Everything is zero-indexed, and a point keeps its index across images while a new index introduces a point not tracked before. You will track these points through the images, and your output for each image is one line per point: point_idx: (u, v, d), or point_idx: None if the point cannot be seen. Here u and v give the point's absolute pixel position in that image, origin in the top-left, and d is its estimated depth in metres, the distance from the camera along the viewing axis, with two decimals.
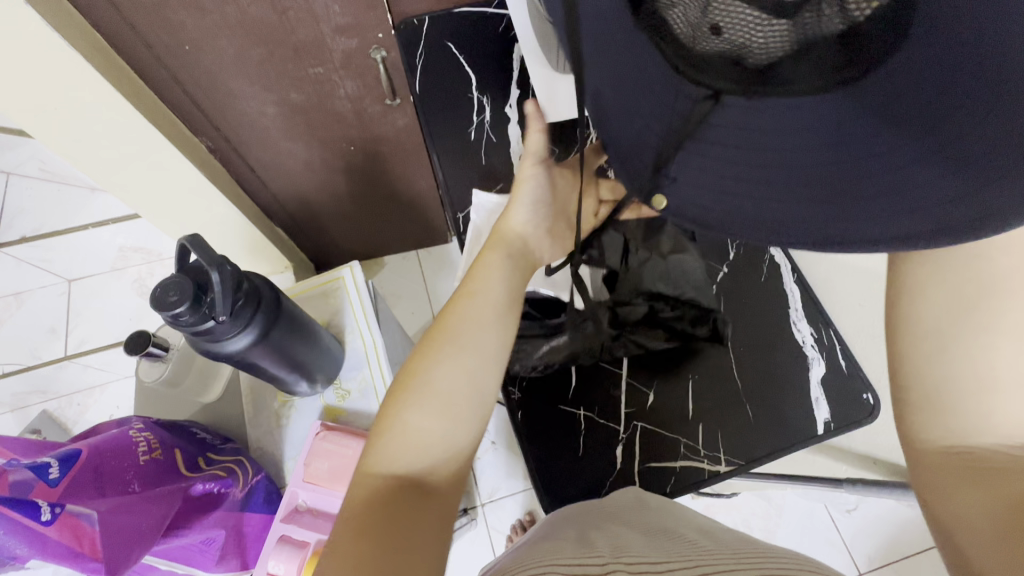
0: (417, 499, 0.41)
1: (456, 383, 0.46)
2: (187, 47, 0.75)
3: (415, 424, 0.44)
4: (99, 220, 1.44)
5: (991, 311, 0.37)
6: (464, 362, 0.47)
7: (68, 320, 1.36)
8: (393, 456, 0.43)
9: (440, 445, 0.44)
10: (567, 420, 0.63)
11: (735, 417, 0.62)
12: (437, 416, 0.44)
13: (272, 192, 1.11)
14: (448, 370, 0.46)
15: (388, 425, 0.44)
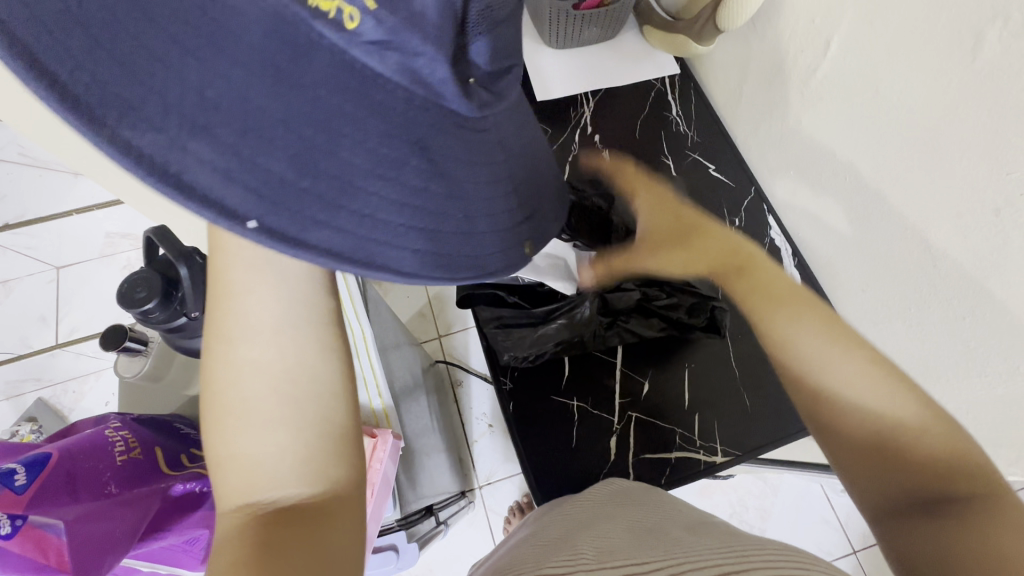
0: (278, 522, 0.33)
1: (259, 390, 0.37)
2: None
3: (240, 454, 0.36)
4: (86, 205, 1.41)
5: (834, 374, 0.39)
6: (250, 356, 0.37)
7: (57, 308, 1.34)
8: (226, 492, 0.35)
9: (287, 461, 0.36)
10: (560, 412, 0.61)
11: (732, 408, 0.60)
12: (264, 432, 0.36)
13: None
14: (240, 377, 0.37)
15: (211, 460, 0.36)
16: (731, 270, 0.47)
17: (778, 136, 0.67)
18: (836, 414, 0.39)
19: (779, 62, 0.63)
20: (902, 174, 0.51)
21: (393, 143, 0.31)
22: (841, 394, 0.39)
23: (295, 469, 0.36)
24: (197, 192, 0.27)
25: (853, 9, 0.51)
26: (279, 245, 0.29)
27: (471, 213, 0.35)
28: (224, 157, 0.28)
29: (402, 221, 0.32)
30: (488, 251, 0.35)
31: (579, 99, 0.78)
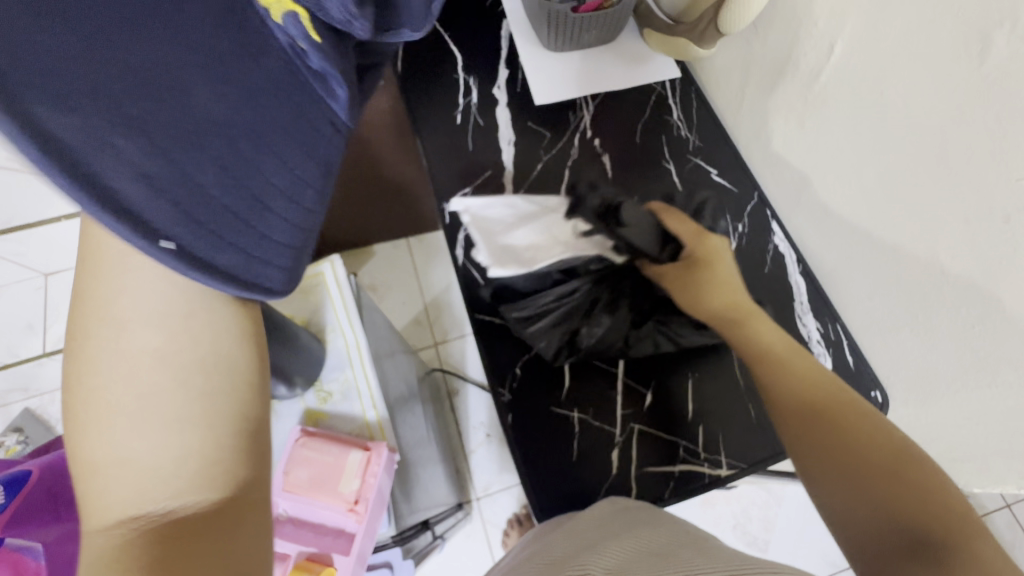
0: (162, 542, 0.36)
1: (141, 397, 0.39)
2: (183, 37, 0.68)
3: (111, 461, 0.38)
4: None
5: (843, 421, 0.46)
6: (132, 346, 0.40)
7: (45, 317, 1.32)
8: (103, 508, 0.37)
9: (178, 464, 0.39)
10: (561, 424, 0.59)
11: (736, 419, 0.58)
12: (150, 438, 0.39)
13: None
14: (105, 362, 0.40)
15: (80, 468, 0.38)
16: (729, 321, 0.54)
17: (781, 140, 0.66)
18: (830, 437, 0.45)
19: (781, 66, 0.62)
20: (908, 180, 0.50)
21: (304, 163, 0.47)
22: (837, 417, 0.46)
23: (194, 475, 0.39)
24: (104, 187, 0.37)
25: (857, 12, 0.50)
26: (188, 259, 0.39)
27: (262, 232, 0.44)
28: (141, 166, 0.39)
29: (216, 238, 0.41)
30: (270, 273, 0.44)
31: (579, 103, 0.77)
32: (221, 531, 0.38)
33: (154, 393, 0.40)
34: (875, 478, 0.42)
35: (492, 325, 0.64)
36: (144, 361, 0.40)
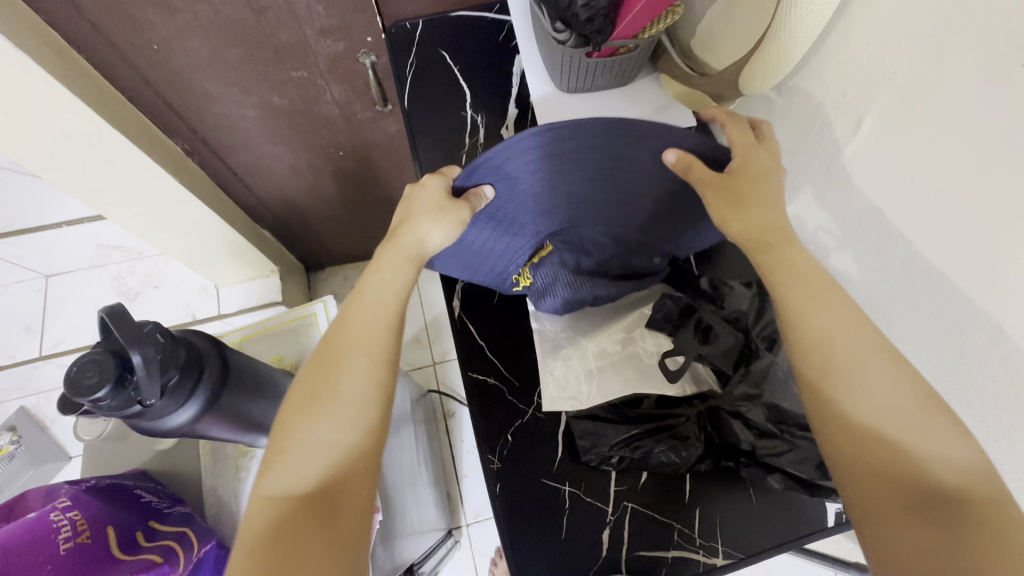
0: (322, 503, 0.42)
1: (349, 384, 0.47)
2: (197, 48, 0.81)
3: (312, 437, 0.45)
4: (76, 216, 1.38)
5: (849, 379, 0.41)
6: (354, 357, 0.49)
7: (43, 318, 1.33)
8: (285, 478, 0.44)
9: (347, 453, 0.45)
10: (550, 496, 0.57)
11: (736, 504, 0.56)
12: (333, 425, 0.46)
13: (255, 192, 1.18)
14: (343, 373, 0.48)
15: (287, 441, 0.45)
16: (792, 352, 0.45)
17: (796, 204, 0.63)
18: (893, 449, 0.39)
19: (802, 133, 0.59)
20: (933, 272, 0.46)
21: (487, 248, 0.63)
22: (903, 426, 0.39)
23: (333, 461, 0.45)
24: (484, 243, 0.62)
25: (888, 91, 0.47)
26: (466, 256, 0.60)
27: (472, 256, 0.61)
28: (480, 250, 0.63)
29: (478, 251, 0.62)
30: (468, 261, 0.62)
31: None
32: (340, 500, 0.43)
33: (345, 393, 0.47)
34: (929, 509, 0.36)
35: (484, 384, 0.61)
36: (342, 353, 0.49)
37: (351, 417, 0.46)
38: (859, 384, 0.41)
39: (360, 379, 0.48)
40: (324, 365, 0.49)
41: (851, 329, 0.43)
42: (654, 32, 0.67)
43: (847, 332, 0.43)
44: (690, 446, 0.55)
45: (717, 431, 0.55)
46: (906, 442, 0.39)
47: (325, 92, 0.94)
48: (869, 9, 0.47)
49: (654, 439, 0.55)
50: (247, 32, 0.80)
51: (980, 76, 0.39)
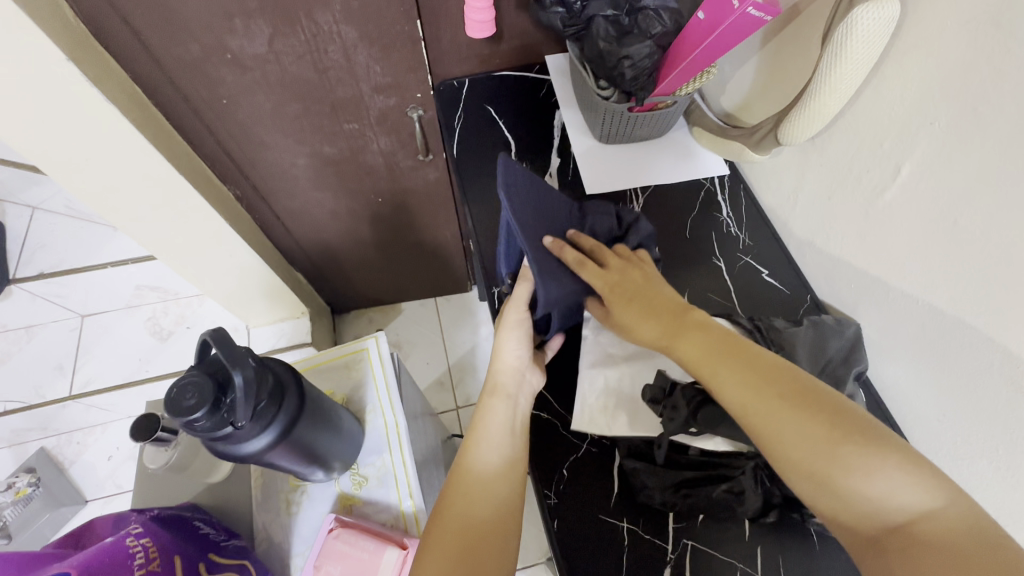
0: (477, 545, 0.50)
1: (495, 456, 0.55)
2: (262, 104, 0.88)
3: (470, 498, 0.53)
4: (117, 259, 1.43)
5: (799, 410, 0.49)
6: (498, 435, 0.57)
7: (76, 358, 1.35)
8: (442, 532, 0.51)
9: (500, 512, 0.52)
10: (607, 532, 0.56)
11: (798, 545, 0.55)
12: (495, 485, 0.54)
13: (294, 235, 1.23)
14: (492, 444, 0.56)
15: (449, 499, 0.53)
16: (741, 360, 0.53)
17: (833, 247, 0.65)
18: (849, 480, 0.46)
19: (839, 180, 0.62)
20: (982, 308, 0.48)
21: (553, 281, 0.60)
22: (851, 454, 0.47)
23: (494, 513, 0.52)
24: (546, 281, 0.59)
25: (925, 140, 0.51)
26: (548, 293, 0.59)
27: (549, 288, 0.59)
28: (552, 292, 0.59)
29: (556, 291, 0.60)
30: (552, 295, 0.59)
31: (628, 196, 0.79)
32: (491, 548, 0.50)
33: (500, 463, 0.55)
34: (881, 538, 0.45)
35: (538, 418, 0.63)
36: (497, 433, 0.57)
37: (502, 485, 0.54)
38: (798, 417, 0.49)
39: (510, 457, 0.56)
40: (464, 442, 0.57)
41: (780, 378, 0.51)
42: (691, 89, 0.72)
43: (774, 372, 0.52)
44: (748, 498, 0.54)
45: (774, 481, 0.55)
46: (859, 468, 0.46)
47: (372, 142, 1.01)
48: (902, 70, 0.52)
49: (715, 489, 0.55)
50: (309, 87, 0.87)
51: (1018, 124, 0.42)
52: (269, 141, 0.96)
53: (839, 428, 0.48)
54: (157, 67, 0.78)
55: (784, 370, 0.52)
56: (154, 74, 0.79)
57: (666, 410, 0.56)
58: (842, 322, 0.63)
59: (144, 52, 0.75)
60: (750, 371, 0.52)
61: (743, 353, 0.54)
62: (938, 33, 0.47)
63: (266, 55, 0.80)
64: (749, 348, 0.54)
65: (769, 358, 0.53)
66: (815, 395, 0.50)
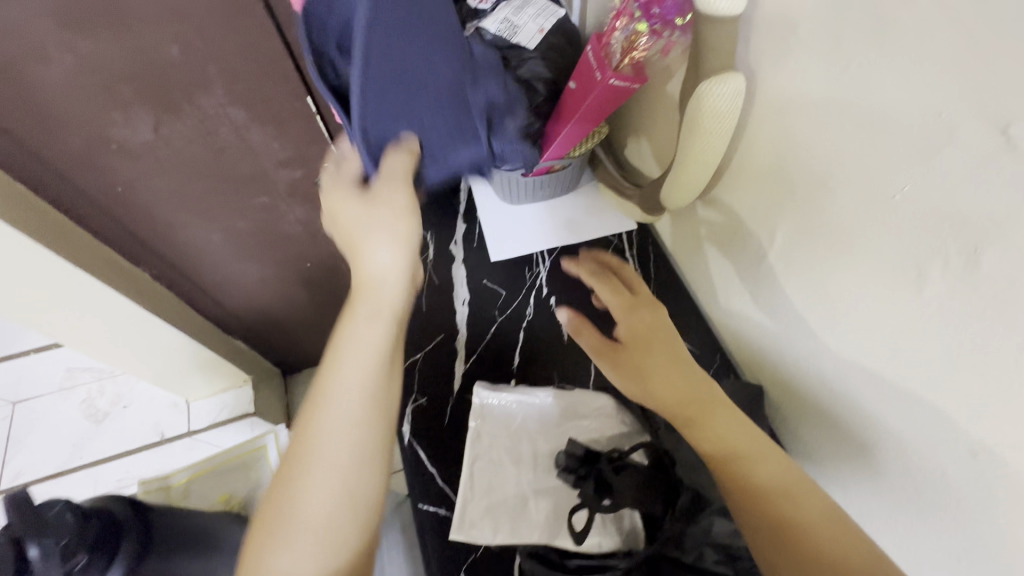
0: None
1: (338, 452, 0.45)
2: (165, 189, 0.86)
3: (300, 516, 0.43)
4: (46, 342, 1.38)
5: (708, 414, 0.46)
6: (341, 426, 0.45)
7: (5, 450, 1.28)
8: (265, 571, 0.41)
9: (331, 535, 0.43)
10: None
11: None
12: (329, 504, 0.43)
13: (225, 306, 1.19)
14: (331, 437, 0.45)
15: (277, 519, 0.43)
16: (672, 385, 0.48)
17: (735, 304, 0.64)
18: (755, 498, 0.42)
19: (730, 238, 0.61)
20: (864, 380, 0.47)
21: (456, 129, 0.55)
22: (761, 465, 0.43)
23: (321, 536, 0.42)
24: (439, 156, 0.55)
25: (790, 209, 0.50)
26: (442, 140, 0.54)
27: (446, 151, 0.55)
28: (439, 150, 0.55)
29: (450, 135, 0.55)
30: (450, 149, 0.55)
31: (535, 258, 0.77)
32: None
33: (340, 467, 0.44)
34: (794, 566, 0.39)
35: (434, 514, 0.57)
36: (344, 421, 0.46)
37: (338, 496, 0.44)
38: (710, 420, 0.46)
39: (354, 465, 0.45)
40: (307, 430, 0.46)
41: (695, 382, 0.48)
42: (584, 149, 0.71)
43: (690, 377, 0.48)
44: None
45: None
46: (767, 485, 0.42)
47: (288, 213, 0.99)
48: (760, 139, 0.51)
49: None
50: (207, 167, 0.84)
51: (859, 204, 0.42)
52: (178, 222, 0.94)
53: (745, 435, 0.45)
54: (42, 164, 0.75)
55: (693, 380, 0.48)
56: (40, 172, 0.76)
57: (591, 483, 0.50)
58: (745, 383, 0.62)
59: (25, 152, 0.73)
60: (679, 380, 0.48)
61: (673, 356, 0.49)
62: (780, 107, 0.47)
63: (154, 141, 0.77)
64: (684, 358, 0.49)
65: (686, 361, 0.49)
66: (726, 408, 0.46)
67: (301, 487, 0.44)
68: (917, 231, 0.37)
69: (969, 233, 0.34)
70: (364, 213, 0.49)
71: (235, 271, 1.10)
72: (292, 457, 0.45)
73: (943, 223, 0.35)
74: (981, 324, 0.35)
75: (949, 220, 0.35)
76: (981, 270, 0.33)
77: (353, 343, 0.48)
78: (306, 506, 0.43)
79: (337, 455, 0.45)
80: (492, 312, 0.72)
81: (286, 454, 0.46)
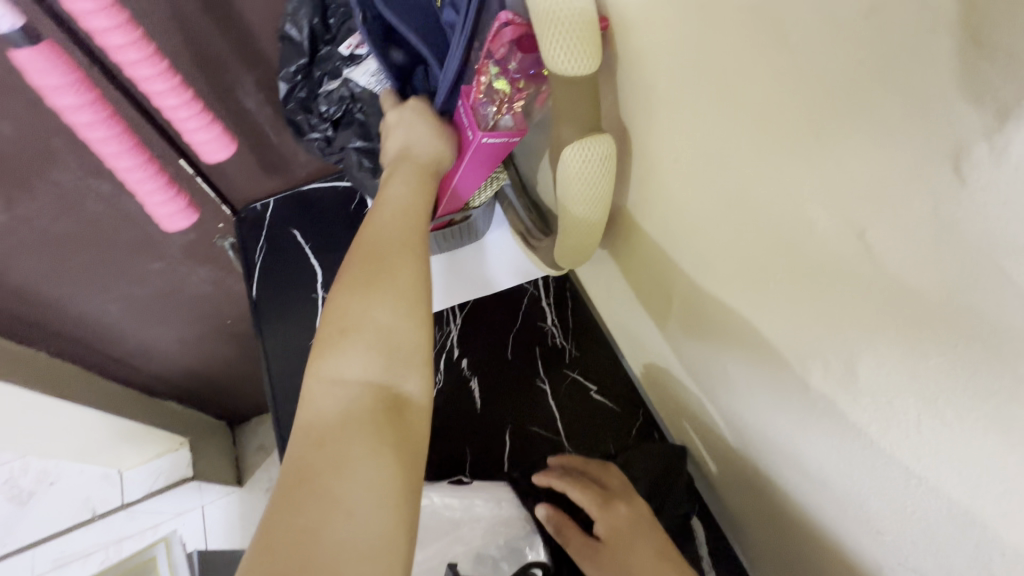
0: (302, 485, 0.32)
1: (376, 330, 0.38)
2: (39, 268, 0.78)
3: (331, 381, 0.37)
4: None
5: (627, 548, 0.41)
6: (378, 312, 0.39)
7: None
8: (339, 493, 0.32)
9: (358, 423, 0.35)
10: None
11: None
12: (357, 371, 0.37)
13: (145, 372, 1.11)
14: (367, 311, 0.39)
15: (366, 382, 0.37)
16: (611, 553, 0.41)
17: (650, 358, 0.59)
18: None
19: (634, 295, 0.57)
20: (770, 458, 0.43)
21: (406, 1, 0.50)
22: None
23: (344, 424, 0.35)
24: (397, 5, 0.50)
25: (682, 273, 0.46)
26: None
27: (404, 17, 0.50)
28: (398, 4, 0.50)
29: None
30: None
31: (446, 316, 0.70)
32: (327, 480, 0.32)
33: (371, 351, 0.38)
34: None
35: None
36: (375, 307, 0.39)
37: (375, 368, 0.37)
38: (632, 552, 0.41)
39: (378, 359, 0.38)
40: (347, 285, 0.41)
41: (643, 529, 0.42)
42: (484, 196, 0.65)
43: (629, 523, 0.42)
44: None
45: None
46: None
47: (192, 273, 0.92)
48: (644, 197, 0.46)
49: None
50: (86, 241, 0.77)
51: (739, 280, 0.37)
52: (66, 299, 0.85)
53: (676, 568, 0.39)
54: None
55: (623, 517, 0.43)
56: None
57: None
58: (667, 444, 0.57)
59: None
60: (625, 545, 0.41)
61: (608, 499, 0.44)
62: (654, 166, 0.42)
63: (12, 223, 0.70)
64: (621, 519, 0.43)
65: (617, 495, 0.45)
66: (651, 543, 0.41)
67: (333, 354, 0.38)
68: (793, 322, 0.33)
69: (841, 335, 0.29)
70: (389, 186, 0.50)
71: (147, 336, 1.02)
72: (332, 323, 0.39)
73: (817, 319, 0.31)
74: (866, 431, 0.31)
75: (824, 317, 0.30)
76: (858, 377, 0.29)
77: (378, 226, 0.45)
78: (333, 380, 0.37)
79: (375, 327, 0.39)
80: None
81: (348, 284, 0.41)
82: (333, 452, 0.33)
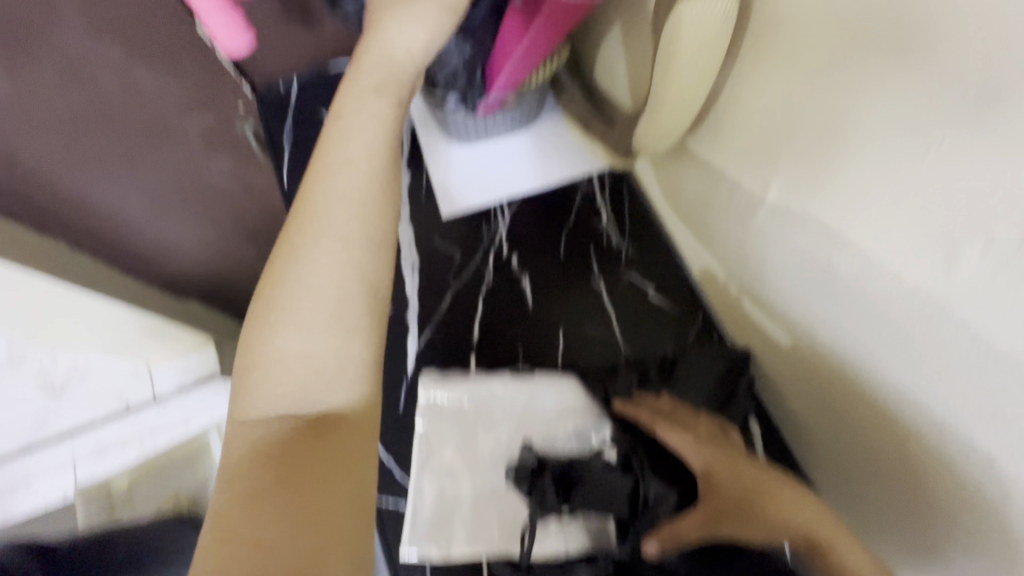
0: (243, 508, 0.32)
1: (307, 327, 0.36)
2: (52, 147, 0.72)
3: (262, 388, 0.36)
4: None
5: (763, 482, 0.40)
6: (309, 298, 0.37)
7: None
8: (284, 496, 0.32)
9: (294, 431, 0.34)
10: None
11: None
12: (289, 372, 0.36)
13: (166, 269, 1.08)
14: (301, 301, 0.37)
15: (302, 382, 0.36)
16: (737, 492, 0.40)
17: (721, 258, 0.56)
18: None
19: (712, 190, 0.53)
20: (864, 355, 0.41)
21: None
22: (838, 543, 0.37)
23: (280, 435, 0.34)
24: None
25: (794, 154, 0.42)
26: None
27: None
28: None
29: None
30: None
31: (494, 212, 0.66)
32: (269, 492, 0.32)
33: (306, 345, 0.36)
34: None
35: None
36: (303, 297, 0.37)
37: (305, 363, 0.36)
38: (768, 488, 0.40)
39: (317, 351, 0.37)
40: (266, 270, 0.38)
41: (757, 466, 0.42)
42: (543, 76, 0.58)
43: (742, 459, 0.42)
44: None
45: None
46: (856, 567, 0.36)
47: (211, 163, 0.86)
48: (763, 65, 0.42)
49: None
50: (100, 118, 0.71)
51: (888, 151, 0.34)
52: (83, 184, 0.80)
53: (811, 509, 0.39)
54: None
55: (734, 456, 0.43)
56: None
57: (538, 493, 0.44)
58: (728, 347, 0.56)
59: None
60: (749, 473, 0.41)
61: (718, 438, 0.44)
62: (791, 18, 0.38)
63: None
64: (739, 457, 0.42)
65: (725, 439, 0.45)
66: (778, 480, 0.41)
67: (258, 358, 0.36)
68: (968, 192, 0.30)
69: None
70: (342, 118, 0.41)
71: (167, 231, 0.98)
72: (255, 322, 0.37)
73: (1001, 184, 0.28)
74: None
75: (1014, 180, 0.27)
76: None
77: (334, 156, 0.40)
78: (264, 388, 0.36)
79: (306, 318, 0.37)
80: (445, 278, 0.63)
81: (274, 275, 0.38)
82: (277, 460, 0.33)
